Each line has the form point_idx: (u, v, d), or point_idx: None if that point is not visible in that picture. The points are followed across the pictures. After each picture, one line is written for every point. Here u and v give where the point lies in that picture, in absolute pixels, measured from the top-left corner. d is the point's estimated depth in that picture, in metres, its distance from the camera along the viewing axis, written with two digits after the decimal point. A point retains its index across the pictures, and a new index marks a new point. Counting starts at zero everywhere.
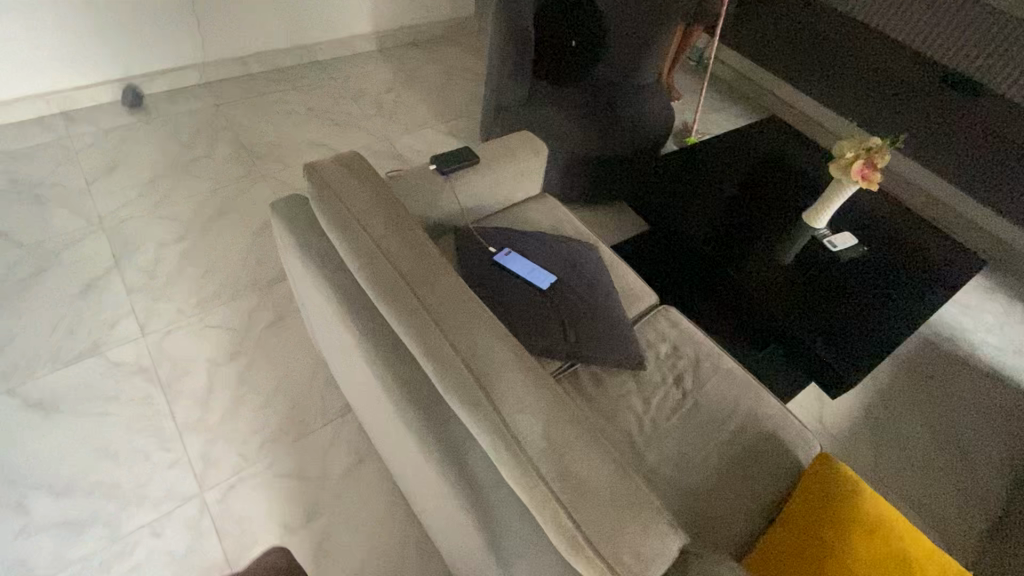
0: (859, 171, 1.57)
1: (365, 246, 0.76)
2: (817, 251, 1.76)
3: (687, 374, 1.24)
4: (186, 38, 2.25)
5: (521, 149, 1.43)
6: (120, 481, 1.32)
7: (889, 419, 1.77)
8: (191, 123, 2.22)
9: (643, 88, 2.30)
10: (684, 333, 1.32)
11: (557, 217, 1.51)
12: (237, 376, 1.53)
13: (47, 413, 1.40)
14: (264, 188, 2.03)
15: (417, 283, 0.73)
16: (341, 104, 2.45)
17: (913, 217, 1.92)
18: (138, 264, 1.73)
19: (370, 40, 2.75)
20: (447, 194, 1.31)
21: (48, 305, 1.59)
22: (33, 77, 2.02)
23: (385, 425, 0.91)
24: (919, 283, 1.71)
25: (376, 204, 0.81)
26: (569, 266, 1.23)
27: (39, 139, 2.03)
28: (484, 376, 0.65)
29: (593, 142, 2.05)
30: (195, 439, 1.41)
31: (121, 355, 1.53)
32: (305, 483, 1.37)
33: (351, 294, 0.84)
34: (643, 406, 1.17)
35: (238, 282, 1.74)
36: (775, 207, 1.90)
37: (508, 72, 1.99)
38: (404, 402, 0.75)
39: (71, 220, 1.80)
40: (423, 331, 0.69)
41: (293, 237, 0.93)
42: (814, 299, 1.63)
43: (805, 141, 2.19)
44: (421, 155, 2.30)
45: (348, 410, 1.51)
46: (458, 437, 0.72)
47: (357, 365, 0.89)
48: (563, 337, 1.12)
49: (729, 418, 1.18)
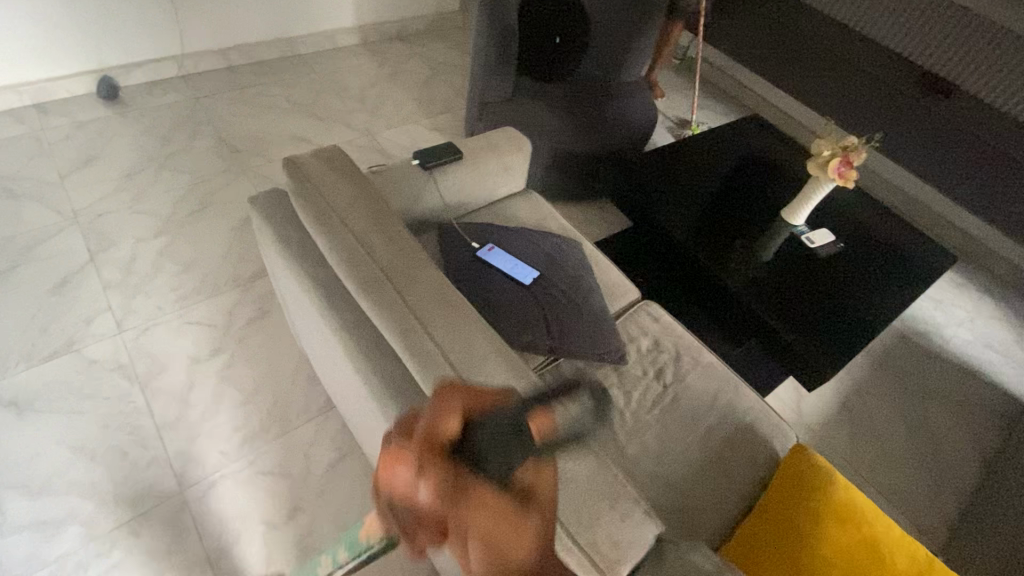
0: (836, 169, 1.61)
1: (347, 241, 0.76)
2: (795, 247, 1.80)
3: (667, 368, 1.26)
4: (164, 29, 2.21)
5: (504, 145, 1.43)
6: (97, 480, 1.30)
7: (864, 411, 1.82)
8: (170, 116, 2.17)
9: (627, 85, 2.31)
10: (665, 328, 1.34)
11: (541, 213, 1.52)
12: (217, 373, 1.51)
13: (21, 412, 1.36)
14: (245, 183, 2.00)
15: (397, 277, 0.73)
16: (324, 98, 2.42)
17: (888, 214, 1.96)
18: (115, 259, 1.70)
19: (354, 33, 2.72)
20: (429, 190, 1.31)
21: (20, 302, 1.55)
22: (4, 68, 1.96)
23: (367, 420, 0.91)
24: (893, 278, 1.76)
25: (357, 198, 0.80)
26: (552, 262, 1.24)
27: (10, 131, 1.98)
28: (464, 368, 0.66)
29: (578, 139, 2.05)
30: (175, 438, 1.39)
31: (98, 353, 1.50)
32: (288, 481, 1.36)
33: (332, 289, 0.84)
34: (624, 400, 1.18)
35: (219, 278, 1.71)
36: (755, 204, 1.93)
37: (493, 68, 1.99)
38: (386, 396, 0.75)
39: (44, 214, 1.76)
40: (404, 326, 0.69)
41: (273, 231, 0.92)
42: (791, 294, 1.66)
43: (784, 139, 2.23)
44: (405, 150, 2.29)
45: (331, 407, 1.50)
46: None
47: (338, 361, 0.89)
48: (547, 332, 1.13)
49: (709, 411, 1.20)
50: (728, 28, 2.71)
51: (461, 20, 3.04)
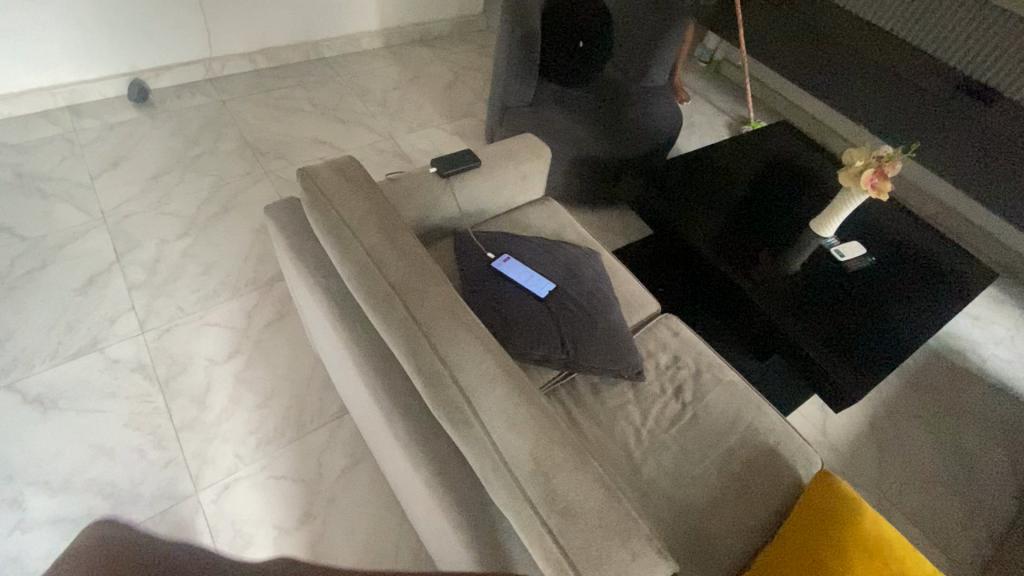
0: (869, 181, 1.53)
1: (356, 254, 0.75)
2: (824, 260, 1.73)
3: (687, 385, 1.22)
4: (193, 34, 2.25)
5: (523, 153, 1.41)
6: (115, 479, 1.32)
7: (893, 432, 1.74)
8: (197, 119, 2.21)
9: (651, 89, 2.27)
10: (685, 343, 1.30)
11: (559, 222, 1.50)
12: (234, 375, 1.52)
13: (46, 409, 1.40)
14: (268, 185, 2.02)
15: (407, 293, 0.71)
16: (347, 101, 2.44)
17: (924, 226, 1.88)
18: (139, 260, 1.73)
19: (378, 37, 2.74)
20: (446, 197, 1.30)
21: (49, 300, 1.60)
22: (40, 71, 2.02)
23: (377, 433, 0.89)
24: (928, 294, 1.68)
25: (370, 210, 0.79)
26: (569, 274, 1.21)
27: (45, 133, 2.04)
28: (472, 391, 0.64)
29: (601, 144, 2.01)
30: (192, 439, 1.40)
31: (121, 352, 1.53)
32: (300, 486, 1.36)
33: (344, 301, 0.83)
34: (641, 418, 1.15)
35: (239, 279, 1.73)
36: (782, 214, 1.87)
37: (514, 72, 1.97)
38: (394, 413, 0.74)
39: (74, 215, 1.81)
40: (413, 344, 0.67)
41: (288, 240, 0.91)
42: (819, 310, 1.60)
43: (814, 146, 2.15)
44: (425, 154, 2.29)
45: (345, 412, 1.50)
46: (447, 451, 0.71)
47: (349, 373, 0.88)
48: (562, 347, 1.10)
49: (729, 431, 1.16)
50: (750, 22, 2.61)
51: (484, 23, 3.03)
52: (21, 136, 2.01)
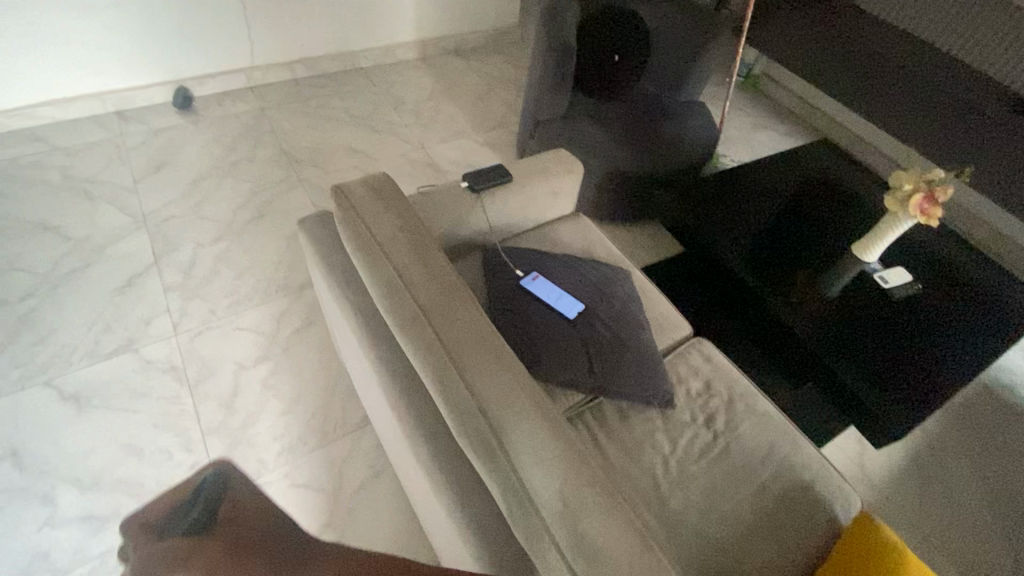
0: (918, 206, 1.46)
1: (386, 274, 0.74)
2: (866, 285, 1.65)
3: (718, 414, 1.17)
4: (236, 43, 2.32)
5: (556, 168, 1.39)
6: (143, 479, 1.34)
7: (938, 470, 1.64)
8: (237, 126, 2.27)
9: (687, 104, 2.22)
10: (718, 369, 1.25)
11: (589, 239, 1.48)
12: (260, 381, 1.54)
13: (81, 406, 1.44)
14: (301, 193, 2.06)
15: (436, 316, 0.70)
16: (381, 111, 2.47)
17: (975, 254, 1.78)
18: (176, 263, 1.77)
19: (414, 48, 2.77)
20: (476, 212, 1.29)
21: (89, 299, 1.65)
22: (93, 78, 2.11)
23: (399, 454, 0.88)
24: (979, 325, 1.58)
25: (402, 229, 0.79)
26: (599, 294, 1.18)
27: (94, 136, 2.12)
28: (500, 422, 0.62)
29: (633, 158, 1.97)
30: (217, 442, 1.42)
31: (154, 353, 1.56)
32: (321, 495, 1.36)
33: (372, 318, 0.83)
34: (670, 447, 1.11)
35: (269, 285, 1.76)
36: (821, 236, 1.80)
37: (547, 85, 1.97)
38: (417, 436, 0.72)
39: (117, 217, 1.87)
40: (440, 369, 0.66)
41: (319, 253, 0.91)
42: (858, 337, 1.53)
43: (857, 166, 2.07)
44: (456, 164, 2.29)
45: (367, 422, 1.50)
46: (470, 480, 0.69)
47: (375, 391, 0.87)
48: (589, 370, 1.07)
49: (762, 465, 1.11)
50: (774, 33, 2.67)
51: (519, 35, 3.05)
52: (71, 139, 2.09)
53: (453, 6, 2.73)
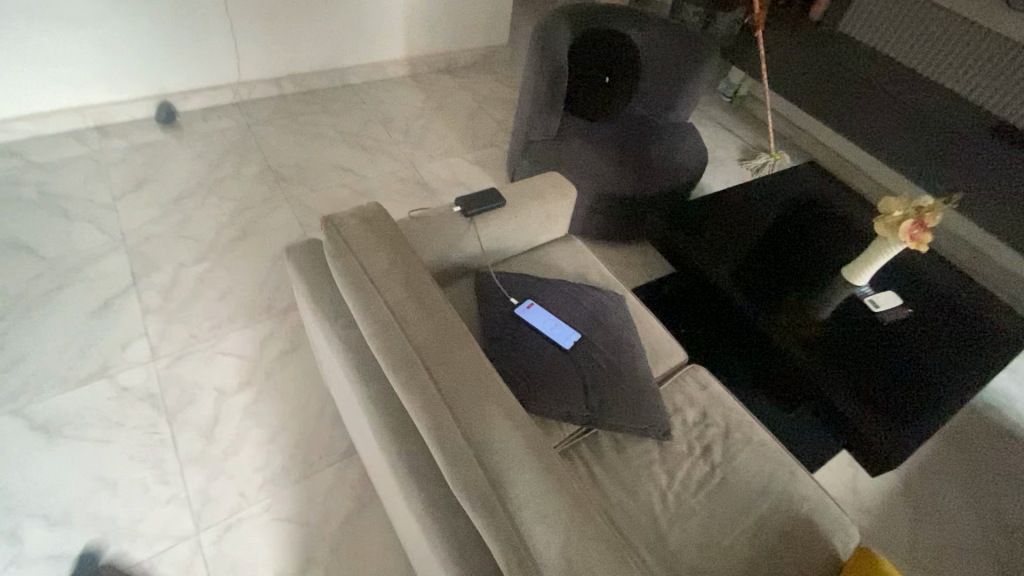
0: (908, 232, 1.47)
1: (378, 311, 0.71)
2: (857, 309, 1.66)
3: (716, 445, 1.15)
4: (223, 59, 2.29)
5: (549, 192, 1.38)
6: (115, 515, 1.27)
7: (930, 494, 1.64)
8: (222, 142, 2.23)
9: (676, 126, 2.24)
10: (714, 397, 1.23)
11: (582, 262, 1.46)
12: (243, 408, 1.48)
13: (50, 437, 1.36)
14: (288, 211, 2.01)
15: (431, 357, 0.67)
16: (370, 128, 2.45)
17: (960, 277, 1.81)
18: (156, 284, 1.72)
19: (404, 65, 2.76)
20: (469, 236, 1.26)
21: (63, 323, 1.58)
22: (73, 92, 2.06)
23: (389, 497, 0.84)
24: (967, 350, 1.59)
25: (395, 263, 0.76)
26: (595, 322, 1.16)
27: (73, 152, 2.06)
28: (500, 474, 0.59)
29: (623, 180, 1.97)
30: (197, 474, 1.36)
31: (130, 379, 1.50)
32: (304, 531, 1.30)
33: (363, 356, 0.79)
34: (667, 480, 1.08)
35: (253, 307, 1.71)
36: (811, 260, 1.81)
37: (539, 106, 1.97)
38: (410, 484, 0.69)
39: (95, 236, 1.81)
40: (435, 414, 0.63)
41: (308, 285, 0.88)
42: (849, 362, 1.52)
43: (844, 189, 2.09)
44: (446, 183, 2.27)
45: (354, 451, 1.45)
46: (464, 531, 0.65)
47: (364, 431, 0.83)
48: (586, 402, 1.04)
49: (761, 498, 1.09)
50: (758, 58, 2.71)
51: (508, 54, 3.06)
52: (49, 155, 2.03)
53: (443, 25, 2.73)
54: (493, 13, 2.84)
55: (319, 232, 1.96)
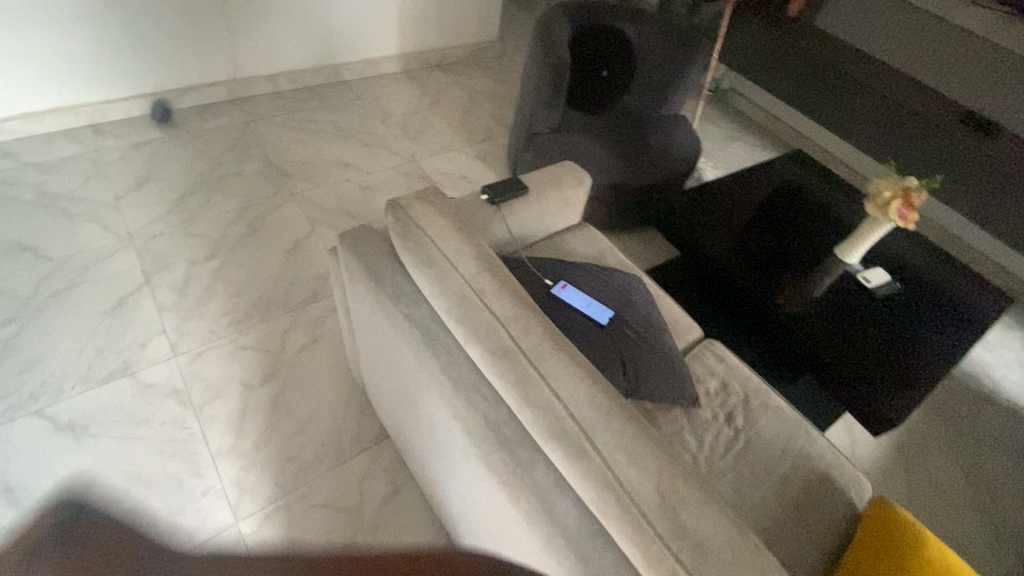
0: (897, 211, 1.58)
1: (455, 287, 0.77)
2: (850, 286, 1.77)
3: (738, 411, 1.23)
4: (219, 57, 2.27)
5: (567, 179, 1.44)
6: (152, 510, 1.28)
7: (919, 454, 1.77)
8: (221, 139, 2.21)
9: (671, 118, 2.32)
10: (731, 368, 1.32)
11: (598, 247, 1.53)
12: (269, 401, 1.50)
13: (77, 436, 1.36)
14: (296, 207, 2.01)
15: (512, 326, 0.74)
16: (369, 124, 2.46)
17: (939, 254, 1.94)
18: (169, 282, 1.70)
19: (397, 61, 2.77)
20: (497, 223, 1.31)
21: (77, 323, 1.56)
22: (65, 91, 2.02)
23: (453, 464, 0.88)
24: (950, 320, 1.72)
25: (463, 245, 0.82)
26: (623, 300, 1.23)
27: (68, 151, 2.02)
28: (589, 425, 0.66)
29: (625, 170, 2.04)
30: (230, 466, 1.37)
31: (152, 377, 1.49)
32: (344, 515, 1.33)
33: (428, 331, 0.84)
34: (697, 445, 1.16)
35: (269, 302, 1.71)
36: (804, 241, 1.92)
37: (542, 99, 2.01)
38: (490, 445, 0.73)
39: (101, 235, 1.78)
40: (521, 376, 0.69)
41: (364, 267, 0.92)
42: (844, 332, 1.64)
43: (830, 176, 2.21)
44: (448, 177, 2.30)
45: (383, 437, 1.48)
46: (546, 484, 0.69)
47: (429, 403, 0.87)
48: (624, 374, 1.11)
49: (783, 457, 1.17)
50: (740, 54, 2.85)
51: (498, 50, 3.10)
52: (43, 155, 1.99)
53: (435, 21, 2.75)
54: (483, 9, 2.87)
55: (328, 226, 1.97)
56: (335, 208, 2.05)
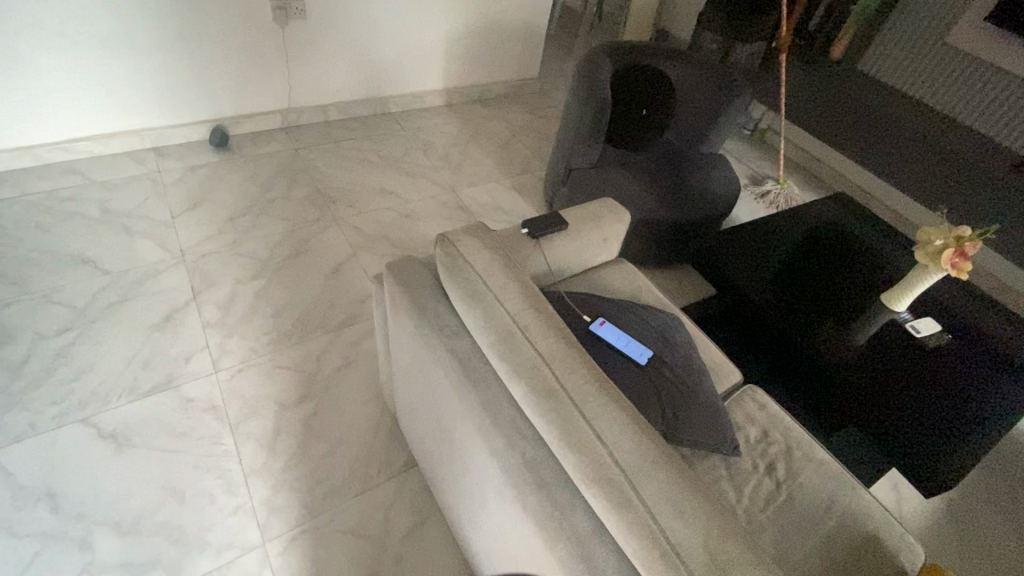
0: (948, 260, 1.52)
1: (500, 322, 0.78)
2: (898, 335, 1.70)
3: (779, 462, 1.18)
4: (275, 88, 2.40)
5: (607, 216, 1.44)
6: (184, 524, 1.30)
7: (975, 520, 1.65)
8: (272, 164, 2.32)
9: (709, 157, 2.31)
10: (772, 416, 1.27)
11: (636, 283, 1.52)
12: (303, 421, 1.52)
13: (119, 445, 1.40)
14: (338, 232, 2.08)
15: (556, 364, 0.74)
16: (411, 154, 2.54)
17: (994, 306, 1.86)
18: (214, 299, 1.77)
19: (440, 95, 2.87)
20: (537, 256, 1.32)
21: (127, 335, 1.63)
22: (134, 116, 2.17)
23: (487, 501, 0.86)
24: (1008, 377, 1.62)
25: (510, 281, 0.83)
26: (662, 341, 1.21)
27: (131, 172, 2.15)
28: (633, 473, 0.65)
29: (661, 207, 2.04)
30: (260, 485, 1.39)
31: (194, 391, 1.54)
32: (366, 544, 1.32)
33: (470, 365, 0.84)
34: (735, 495, 1.12)
35: (308, 323, 1.75)
36: (848, 287, 1.86)
37: (582, 135, 2.05)
38: (528, 486, 0.72)
39: (155, 251, 1.87)
40: (565, 418, 0.69)
41: (408, 296, 0.93)
42: (891, 382, 1.56)
43: (876, 221, 2.15)
44: (485, 208, 2.34)
45: (411, 465, 1.47)
46: (586, 531, 0.67)
47: (465, 437, 0.87)
48: (662, 417, 1.08)
49: (828, 514, 1.11)
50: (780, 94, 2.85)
51: (538, 86, 3.18)
52: (108, 174, 2.12)
53: (479, 57, 2.85)
54: (525, 48, 2.96)
55: (367, 251, 2.02)
56: (376, 234, 2.10)
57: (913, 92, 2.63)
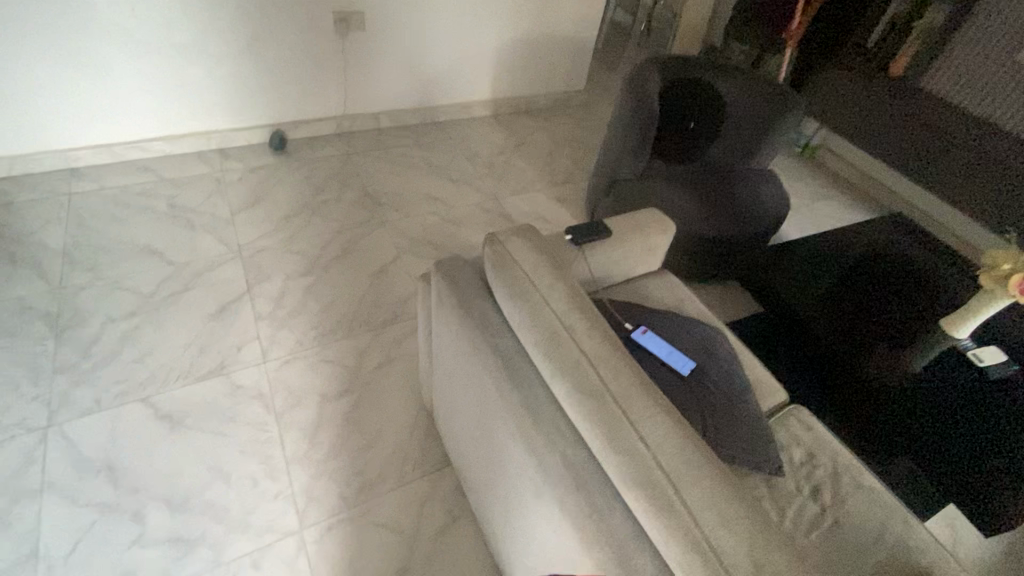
0: (1016, 285, 1.41)
1: (545, 322, 0.80)
2: (958, 363, 1.60)
3: (825, 486, 1.14)
4: (331, 96, 2.51)
5: (652, 226, 1.43)
6: (229, 505, 1.36)
7: None
8: (326, 168, 2.42)
9: (757, 172, 2.27)
10: (820, 439, 1.22)
11: (678, 295, 1.50)
12: (344, 414, 1.57)
13: (173, 425, 1.48)
14: (385, 233, 2.14)
15: (601, 366, 0.75)
16: (457, 161, 2.60)
17: None
18: (267, 293, 1.85)
19: (488, 105, 2.93)
20: (580, 262, 1.32)
21: (187, 322, 1.73)
22: (203, 119, 2.31)
23: (522, 499, 0.87)
24: None
25: (557, 282, 0.85)
26: (706, 353, 1.19)
27: (197, 170, 2.28)
28: (676, 477, 0.64)
29: (706, 221, 2.00)
30: (301, 473, 1.43)
31: (243, 379, 1.61)
32: (399, 538, 1.35)
33: (513, 363, 0.85)
34: (778, 516, 1.08)
35: (353, 320, 1.81)
36: (903, 310, 1.78)
37: (627, 147, 2.05)
38: (567, 485, 0.72)
39: (215, 246, 1.98)
40: (609, 419, 0.69)
41: (455, 294, 0.95)
42: (949, 409, 1.48)
43: (933, 241, 2.06)
44: (527, 216, 2.37)
45: (446, 464, 1.49)
46: (625, 535, 0.67)
47: (504, 435, 0.88)
48: (704, 430, 1.06)
49: (878, 544, 1.06)
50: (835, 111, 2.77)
51: (585, 99, 3.20)
52: (177, 172, 2.26)
53: (527, 69, 2.90)
54: (573, 61, 2.99)
55: (411, 253, 2.08)
56: (421, 238, 2.16)
57: (983, 110, 2.46)
